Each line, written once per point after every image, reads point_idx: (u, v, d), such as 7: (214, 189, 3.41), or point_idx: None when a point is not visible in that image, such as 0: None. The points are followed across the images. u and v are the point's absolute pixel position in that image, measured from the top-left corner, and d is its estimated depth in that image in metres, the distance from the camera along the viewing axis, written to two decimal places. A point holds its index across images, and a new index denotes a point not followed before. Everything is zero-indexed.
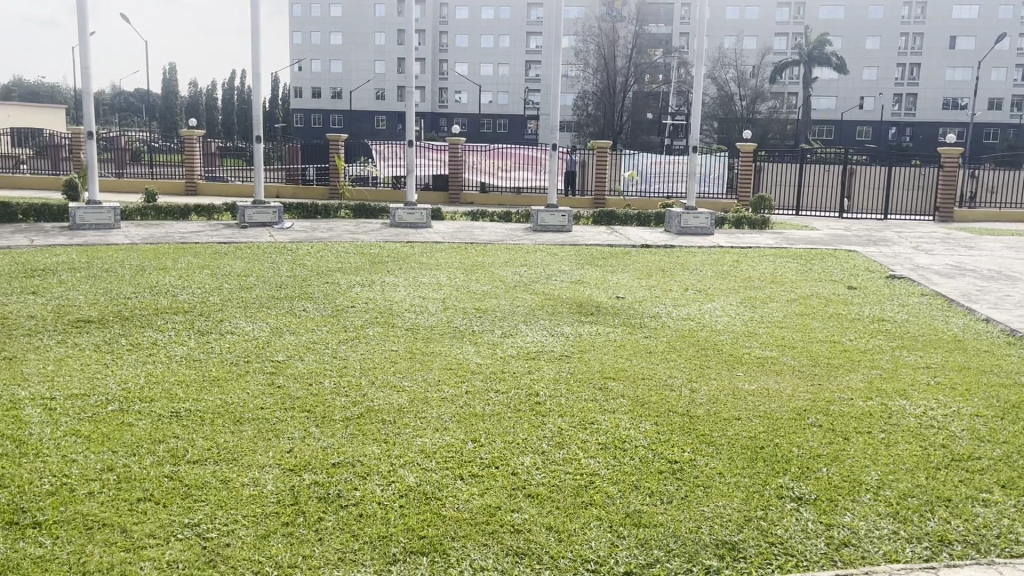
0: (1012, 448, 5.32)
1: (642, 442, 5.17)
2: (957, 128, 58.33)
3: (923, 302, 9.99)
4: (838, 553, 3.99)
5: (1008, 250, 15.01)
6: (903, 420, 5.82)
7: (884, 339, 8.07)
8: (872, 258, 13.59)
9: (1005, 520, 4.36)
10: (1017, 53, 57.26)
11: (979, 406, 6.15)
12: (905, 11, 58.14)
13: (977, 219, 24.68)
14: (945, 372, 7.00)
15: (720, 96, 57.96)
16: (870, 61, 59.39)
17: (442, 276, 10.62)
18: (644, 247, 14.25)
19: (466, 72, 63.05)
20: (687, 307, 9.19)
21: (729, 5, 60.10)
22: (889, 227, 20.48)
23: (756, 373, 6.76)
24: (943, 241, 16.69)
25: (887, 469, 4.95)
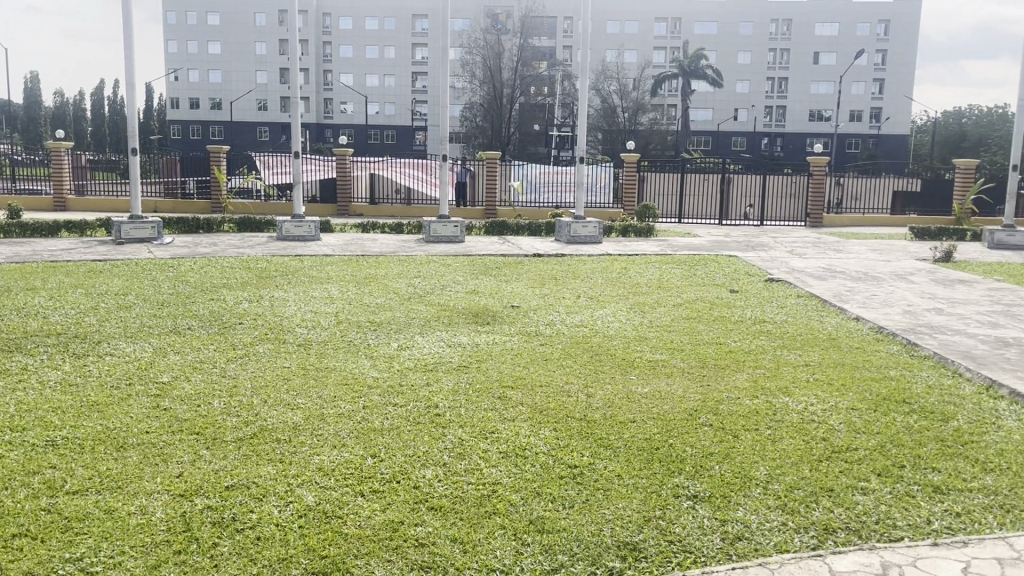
0: (886, 438, 5.67)
1: (542, 449, 5.22)
2: (823, 139, 61.75)
3: (799, 303, 10.53)
4: (733, 547, 4.13)
5: (873, 253, 15.97)
6: (786, 416, 6.09)
7: (766, 340, 8.44)
8: (751, 263, 14.20)
9: (882, 506, 4.63)
10: (874, 68, 61.21)
11: (854, 399, 6.52)
12: (773, 28, 61.63)
13: (844, 223, 26.18)
14: (822, 369, 7.38)
15: (604, 108, 59.47)
16: (742, 75, 62.27)
17: (333, 289, 10.43)
18: (536, 256, 14.41)
19: (351, 83, 62.31)
20: (579, 314, 9.34)
21: (610, 19, 61.82)
22: (765, 232, 21.46)
23: (648, 376, 6.95)
24: (815, 245, 17.61)
25: (774, 464, 5.18)
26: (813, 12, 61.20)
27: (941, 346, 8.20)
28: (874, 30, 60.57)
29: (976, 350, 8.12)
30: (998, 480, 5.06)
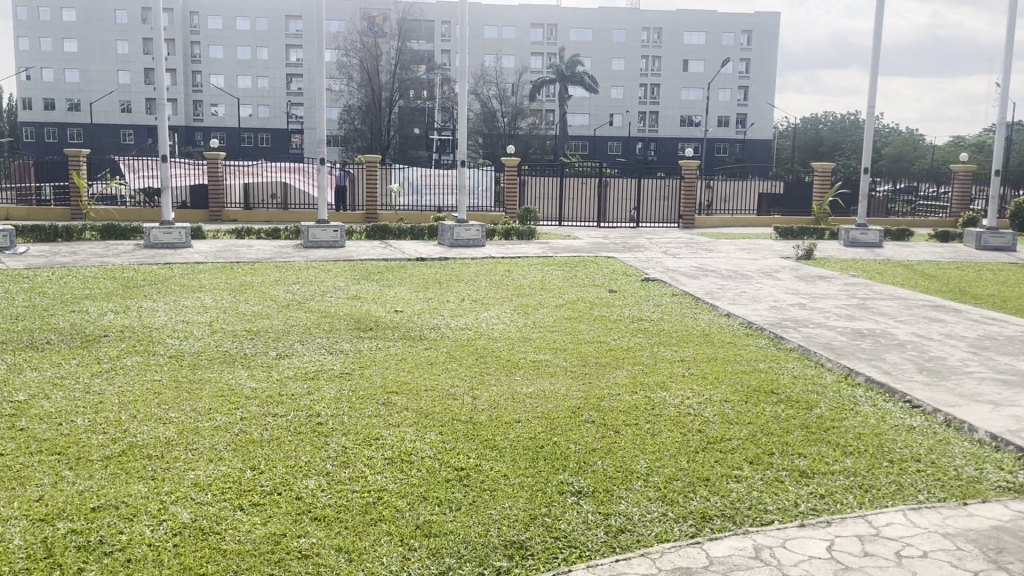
0: (756, 427, 5.96)
1: (428, 453, 5.19)
2: (693, 143, 64.23)
3: (674, 301, 10.92)
4: (616, 540, 4.24)
5: (742, 252, 16.74)
6: (664, 410, 6.30)
7: (644, 337, 8.71)
8: (628, 264, 14.60)
9: (754, 492, 4.86)
10: (738, 76, 64.27)
11: (727, 391, 6.81)
12: (644, 36, 63.70)
13: (714, 224, 27.31)
14: (696, 364, 7.67)
15: (483, 112, 59.86)
16: (616, 81, 64.07)
17: (207, 297, 10.03)
18: (419, 260, 14.34)
19: (222, 85, 60.20)
20: (463, 317, 9.34)
21: (487, 24, 62.31)
22: (641, 234, 22.12)
23: (532, 377, 7.03)
24: (688, 245, 18.30)
25: (654, 457, 5.34)
26: (681, 21, 63.66)
27: (804, 338, 8.69)
28: (738, 39, 63.64)
29: (836, 341, 8.64)
30: (857, 462, 5.41)
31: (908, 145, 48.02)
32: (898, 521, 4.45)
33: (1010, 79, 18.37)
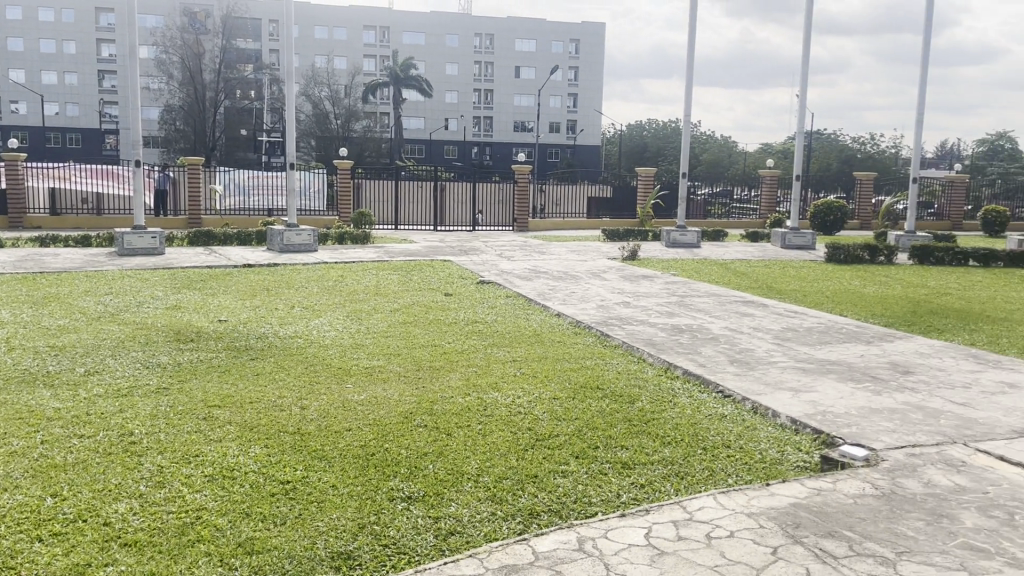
0: (582, 423, 6.17)
1: (252, 468, 5.00)
2: (526, 148, 65.65)
3: (507, 302, 11.10)
4: (445, 543, 4.26)
5: (572, 253, 17.28)
6: (495, 410, 6.39)
7: (477, 339, 8.80)
8: (463, 266, 14.72)
9: (579, 486, 5.04)
10: (568, 83, 66.36)
11: (557, 389, 7.01)
12: (477, 41, 64.49)
13: (547, 227, 28.03)
14: (527, 363, 7.85)
15: (315, 114, 58.47)
16: (450, 85, 64.46)
17: (5, 312, 9.19)
18: (246, 266, 13.80)
19: (23, 80, 55.43)
20: (292, 325, 9.08)
21: (316, 24, 60.98)
22: (476, 237, 22.35)
23: (364, 384, 6.93)
24: (522, 248, 18.68)
25: (484, 457, 5.41)
26: (512, 28, 64.96)
27: (628, 335, 9.10)
28: (567, 48, 65.68)
29: (657, 337, 9.11)
30: (674, 451, 5.72)
31: (724, 152, 51.34)
32: (709, 505, 4.75)
33: (806, 92, 20.07)
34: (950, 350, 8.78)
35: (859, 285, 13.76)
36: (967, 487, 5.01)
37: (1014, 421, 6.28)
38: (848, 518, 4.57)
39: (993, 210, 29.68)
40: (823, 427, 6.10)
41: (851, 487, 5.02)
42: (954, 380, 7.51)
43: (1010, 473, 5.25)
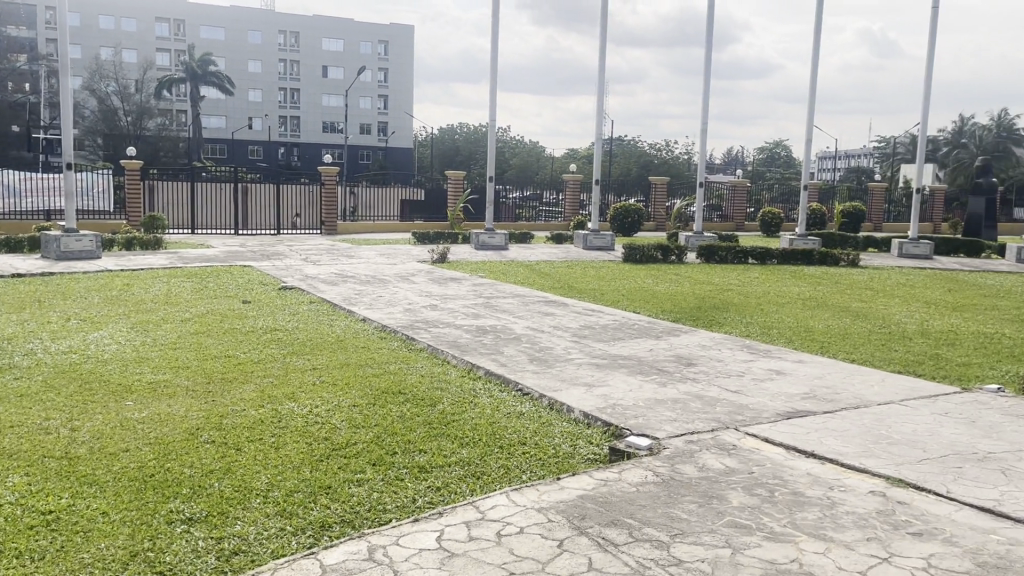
0: (382, 429, 6.10)
1: (8, 500, 4.53)
2: (335, 150, 64.33)
3: (311, 308, 10.80)
4: (228, 564, 4.06)
5: (380, 257, 17.12)
6: (290, 421, 6.19)
7: (276, 348, 8.49)
8: (264, 272, 14.18)
9: (374, 494, 4.98)
10: (377, 85, 65.75)
11: (356, 396, 6.89)
12: (281, 39, 62.48)
13: (357, 230, 27.59)
14: (327, 371, 7.67)
15: (102, 110, 54.30)
16: (253, 84, 62.02)
17: None
18: (15, 276, 12.52)
19: None
20: (67, 340, 8.34)
21: (100, 13, 56.95)
22: (281, 241, 21.58)
23: (147, 401, 6.48)
24: (328, 252, 18.26)
25: (275, 471, 5.23)
26: (318, 27, 63.53)
27: (433, 338, 9.13)
28: (375, 49, 65.05)
29: (461, 338, 9.19)
30: (471, 451, 5.79)
31: (532, 156, 52.84)
32: (501, 503, 4.85)
33: (603, 99, 21.06)
34: (727, 342, 9.51)
35: (652, 283, 14.60)
36: (735, 469, 5.44)
37: (778, 405, 6.88)
38: (630, 506, 4.83)
39: (770, 212, 32.62)
40: (612, 420, 6.41)
41: (634, 476, 5.30)
42: (730, 370, 8.14)
43: (773, 452, 5.75)
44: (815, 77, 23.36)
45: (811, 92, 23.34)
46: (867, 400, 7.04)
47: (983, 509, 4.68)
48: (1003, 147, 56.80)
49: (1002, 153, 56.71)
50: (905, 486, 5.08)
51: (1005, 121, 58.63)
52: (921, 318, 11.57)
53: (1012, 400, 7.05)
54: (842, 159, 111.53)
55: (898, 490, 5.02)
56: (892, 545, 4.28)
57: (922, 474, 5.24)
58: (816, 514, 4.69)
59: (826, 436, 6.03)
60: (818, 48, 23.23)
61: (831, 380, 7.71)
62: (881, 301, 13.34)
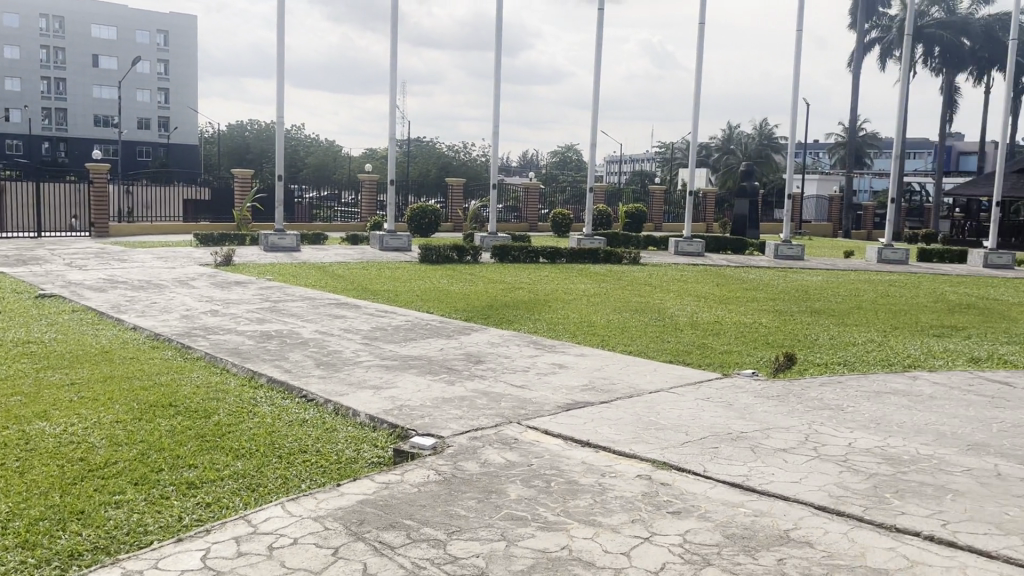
0: (147, 445, 5.67)
1: None
2: (109, 146, 59.49)
3: (73, 317, 9.89)
4: None
5: (159, 260, 16.02)
6: (39, 443, 5.61)
7: (28, 363, 7.67)
8: (20, 279, 12.81)
9: (133, 516, 4.61)
10: (157, 77, 61.57)
11: (120, 412, 6.36)
12: (42, 23, 56.91)
13: (134, 232, 25.68)
14: (87, 386, 7.03)
15: None
16: (9, 71, 56.03)
17: None
18: None
19: None
20: None
21: None
22: (43, 245, 19.62)
23: None
24: (99, 255, 16.83)
25: (18, 499, 4.71)
26: (87, 12, 58.48)
27: (211, 346, 8.65)
28: (154, 39, 60.87)
29: (243, 345, 8.77)
30: (246, 463, 5.52)
31: (328, 155, 51.63)
32: (276, 514, 4.65)
33: (395, 98, 21.01)
34: (516, 339, 9.76)
35: (446, 283, 14.73)
36: (515, 462, 5.56)
37: (559, 398, 7.14)
38: (411, 506, 4.81)
39: (561, 214, 34.07)
40: (398, 421, 6.36)
41: (416, 476, 5.28)
42: (516, 366, 8.35)
43: (552, 444, 5.94)
44: (597, 83, 24.56)
45: (594, 98, 24.51)
46: (641, 389, 7.48)
47: (734, 484, 5.10)
48: (764, 153, 62.83)
49: (763, 159, 62.71)
50: (668, 468, 5.43)
51: (766, 131, 64.91)
52: (692, 311, 12.50)
53: (765, 383, 7.75)
54: (628, 162, 118.53)
55: (663, 472, 5.35)
56: (654, 525, 4.54)
57: (685, 455, 5.62)
58: (588, 501, 4.89)
59: (602, 426, 6.31)
60: (600, 56, 24.43)
61: (610, 372, 8.12)
62: (658, 296, 14.27)
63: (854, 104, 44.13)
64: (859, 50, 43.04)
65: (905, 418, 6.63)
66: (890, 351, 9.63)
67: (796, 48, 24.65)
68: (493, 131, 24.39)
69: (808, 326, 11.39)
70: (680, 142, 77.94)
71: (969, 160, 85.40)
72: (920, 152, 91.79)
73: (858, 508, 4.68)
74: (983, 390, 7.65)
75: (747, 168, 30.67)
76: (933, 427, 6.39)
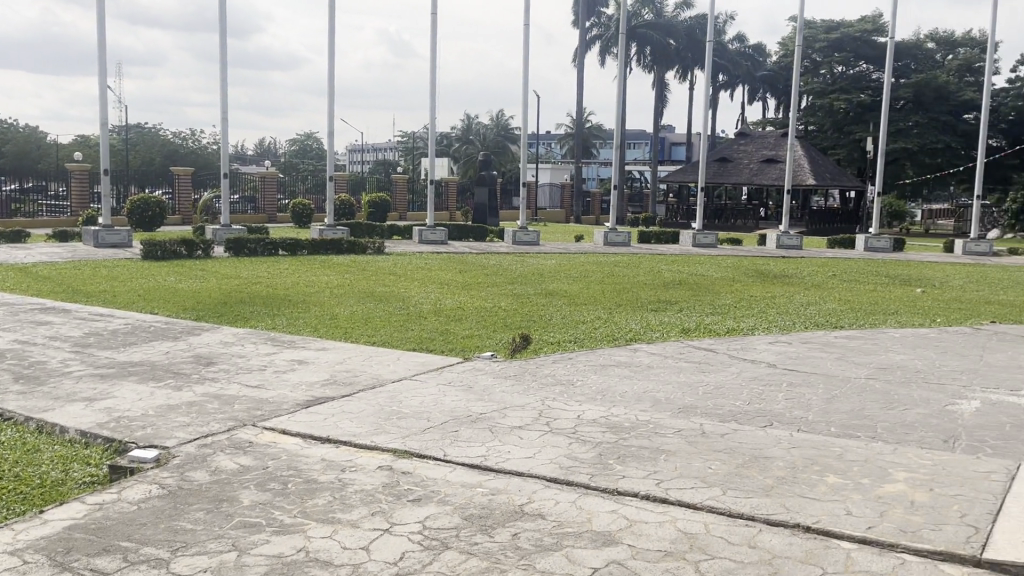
0: None
1: None
2: None
3: None
4: None
5: None
6: None
7: None
8: None
9: None
10: None
11: None
12: None
13: None
14: None
15: None
16: None
17: None
18: None
19: None
20: None
21: None
22: None
23: None
24: None
25: None
26: None
27: None
28: None
29: None
30: None
31: (31, 142, 45.93)
32: None
33: (105, 78, 19.23)
34: (251, 336, 9.28)
35: (173, 280, 13.72)
36: (250, 466, 5.27)
37: (298, 395, 6.88)
38: (128, 526, 4.39)
39: (301, 203, 33.02)
40: (115, 434, 5.78)
41: (135, 493, 4.83)
42: (251, 364, 7.94)
43: (289, 443, 5.71)
44: (332, 70, 24.08)
45: (330, 86, 24.03)
46: (382, 379, 7.42)
47: (473, 465, 5.21)
48: (501, 144, 65.42)
49: (501, 150, 65.25)
50: (409, 456, 5.43)
51: (502, 122, 67.50)
52: (434, 298, 12.67)
53: (503, 364, 8.03)
54: (370, 152, 118.10)
55: (404, 461, 5.34)
56: (393, 516, 4.51)
57: (425, 442, 5.65)
58: (327, 499, 4.75)
59: (342, 420, 6.18)
60: (334, 43, 23.98)
61: (351, 364, 7.98)
62: (401, 284, 14.31)
63: (580, 97, 47.11)
64: (583, 46, 45.99)
65: (625, 387, 7.18)
66: (614, 327, 10.39)
67: (524, 42, 25.81)
68: (222, 118, 23.08)
69: (543, 307, 11.99)
70: (421, 132, 78.79)
71: (679, 150, 94.95)
72: (638, 143, 100.50)
73: (585, 476, 4.97)
74: (691, 357, 8.50)
75: (485, 157, 31.66)
76: (649, 394, 6.98)
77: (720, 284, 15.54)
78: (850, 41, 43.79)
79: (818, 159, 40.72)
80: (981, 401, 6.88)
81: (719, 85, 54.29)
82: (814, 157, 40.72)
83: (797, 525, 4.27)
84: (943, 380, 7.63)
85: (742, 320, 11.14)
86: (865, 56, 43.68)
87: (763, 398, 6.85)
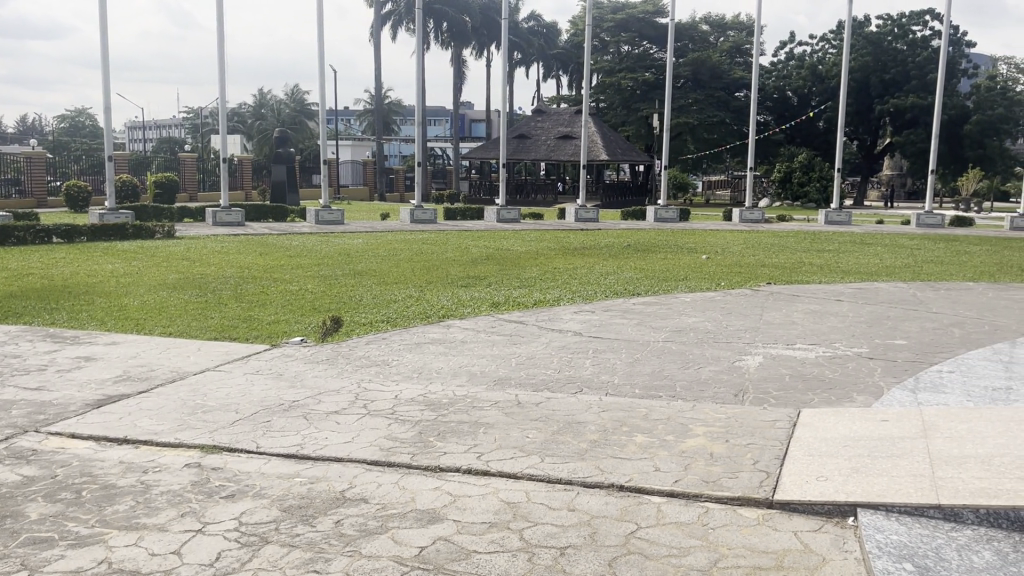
0: None
1: None
2: None
3: None
4: None
5: None
6: None
7: None
8: None
9: None
10: None
11: None
12: None
13: None
14: None
15: None
16: None
17: None
18: None
19: None
20: None
21: None
22: None
23: None
24: None
25: None
26: None
27: None
28: None
29: None
30: None
31: None
32: None
33: None
34: (26, 334, 8.39)
35: None
36: (35, 477, 4.78)
37: (86, 395, 6.31)
38: None
39: (75, 185, 30.31)
40: None
41: None
42: (27, 365, 7.19)
43: (81, 448, 5.25)
44: (106, 40, 22.13)
45: (103, 57, 22.03)
46: (183, 371, 6.99)
47: (288, 455, 5.03)
48: (297, 120, 63.40)
49: (297, 126, 63.26)
50: (218, 451, 5.16)
51: (297, 97, 65.57)
52: (235, 283, 12.03)
53: (312, 349, 7.78)
54: (152, 129, 110.22)
55: (212, 457, 5.06)
56: (205, 515, 4.27)
57: (235, 435, 5.38)
58: (129, 504, 4.41)
59: (140, 418, 5.74)
60: (104, 11, 21.97)
61: (147, 358, 7.43)
62: (197, 270, 13.45)
63: (377, 73, 46.32)
64: (377, 21, 45.09)
65: (441, 364, 7.23)
66: (426, 305, 10.35)
67: (317, 14, 24.98)
68: None
69: (353, 288, 11.74)
70: (208, 108, 74.64)
71: (478, 127, 96.87)
72: (438, 120, 101.12)
73: (406, 457, 4.94)
74: (503, 330, 8.67)
75: (282, 135, 30.48)
76: (466, 368, 7.07)
77: (524, 258, 15.90)
78: (634, 22, 45.78)
79: (608, 135, 42.70)
80: (763, 356, 7.55)
81: (514, 63, 55.40)
82: (606, 134, 42.66)
83: (612, 485, 4.49)
84: (729, 339, 8.27)
85: (547, 292, 11.48)
86: (649, 37, 46.05)
87: (573, 366, 7.13)
